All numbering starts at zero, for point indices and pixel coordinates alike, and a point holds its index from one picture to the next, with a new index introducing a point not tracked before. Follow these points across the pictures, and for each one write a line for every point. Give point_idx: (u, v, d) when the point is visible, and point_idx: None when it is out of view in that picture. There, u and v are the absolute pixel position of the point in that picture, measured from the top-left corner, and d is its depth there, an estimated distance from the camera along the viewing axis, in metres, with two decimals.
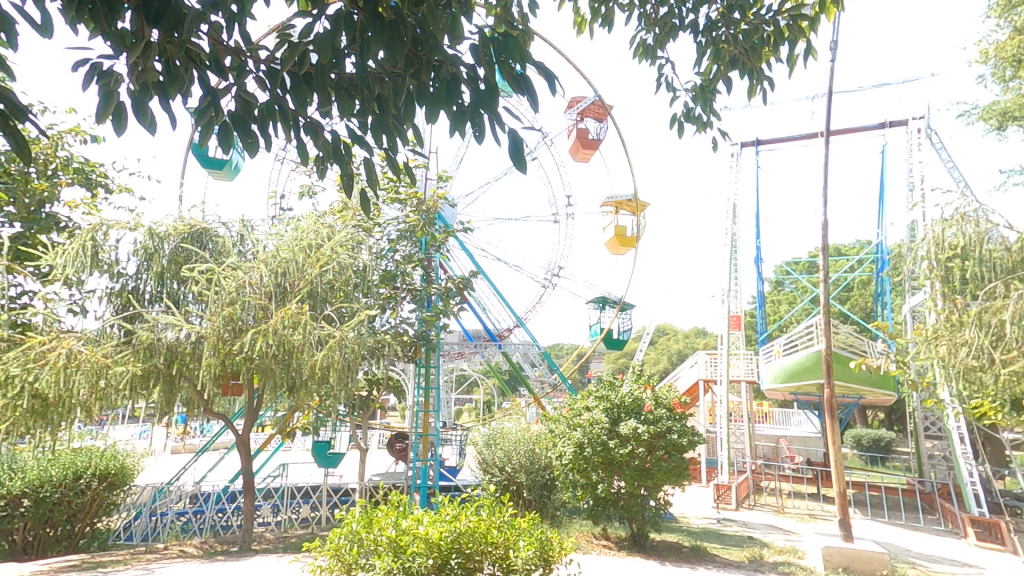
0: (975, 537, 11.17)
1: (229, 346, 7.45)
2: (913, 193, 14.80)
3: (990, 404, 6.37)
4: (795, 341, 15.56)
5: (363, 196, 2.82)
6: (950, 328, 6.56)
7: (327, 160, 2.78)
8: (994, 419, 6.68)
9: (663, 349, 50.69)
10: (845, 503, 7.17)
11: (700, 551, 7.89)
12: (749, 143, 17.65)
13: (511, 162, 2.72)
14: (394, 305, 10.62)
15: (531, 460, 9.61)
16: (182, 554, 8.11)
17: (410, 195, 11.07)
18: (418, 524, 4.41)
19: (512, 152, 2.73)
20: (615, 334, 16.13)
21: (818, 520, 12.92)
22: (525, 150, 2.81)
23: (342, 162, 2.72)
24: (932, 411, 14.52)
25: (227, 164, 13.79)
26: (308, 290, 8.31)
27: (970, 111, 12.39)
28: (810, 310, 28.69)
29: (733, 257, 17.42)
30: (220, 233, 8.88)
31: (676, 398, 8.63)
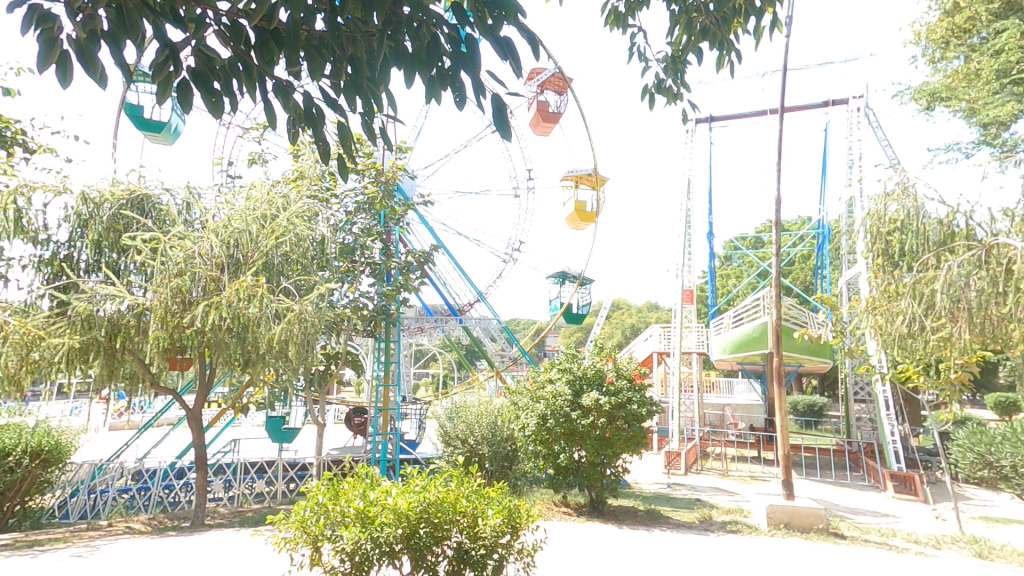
0: (893, 490, 12.37)
1: (178, 319, 7.06)
2: (853, 171, 15.59)
3: (915, 368, 7.15)
4: (742, 315, 16.37)
5: (339, 163, 2.68)
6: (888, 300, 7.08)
7: (298, 124, 2.61)
8: (917, 382, 7.33)
9: (618, 323, 52.15)
10: (789, 465, 7.68)
11: (654, 514, 8.33)
12: (703, 120, 18.02)
13: (494, 128, 2.63)
14: (353, 279, 10.33)
15: (493, 432, 9.75)
16: (128, 530, 7.80)
17: (368, 165, 10.69)
18: (387, 495, 4.40)
19: (495, 118, 2.64)
20: (575, 309, 16.41)
21: (758, 481, 13.89)
22: (508, 116, 2.73)
23: (314, 125, 2.56)
24: (862, 377, 15.70)
25: (166, 127, 12.79)
26: (263, 262, 7.90)
27: (904, 91, 13.07)
28: (756, 284, 30.21)
29: (688, 233, 17.94)
30: (163, 201, 8.28)
31: (636, 369, 8.90)
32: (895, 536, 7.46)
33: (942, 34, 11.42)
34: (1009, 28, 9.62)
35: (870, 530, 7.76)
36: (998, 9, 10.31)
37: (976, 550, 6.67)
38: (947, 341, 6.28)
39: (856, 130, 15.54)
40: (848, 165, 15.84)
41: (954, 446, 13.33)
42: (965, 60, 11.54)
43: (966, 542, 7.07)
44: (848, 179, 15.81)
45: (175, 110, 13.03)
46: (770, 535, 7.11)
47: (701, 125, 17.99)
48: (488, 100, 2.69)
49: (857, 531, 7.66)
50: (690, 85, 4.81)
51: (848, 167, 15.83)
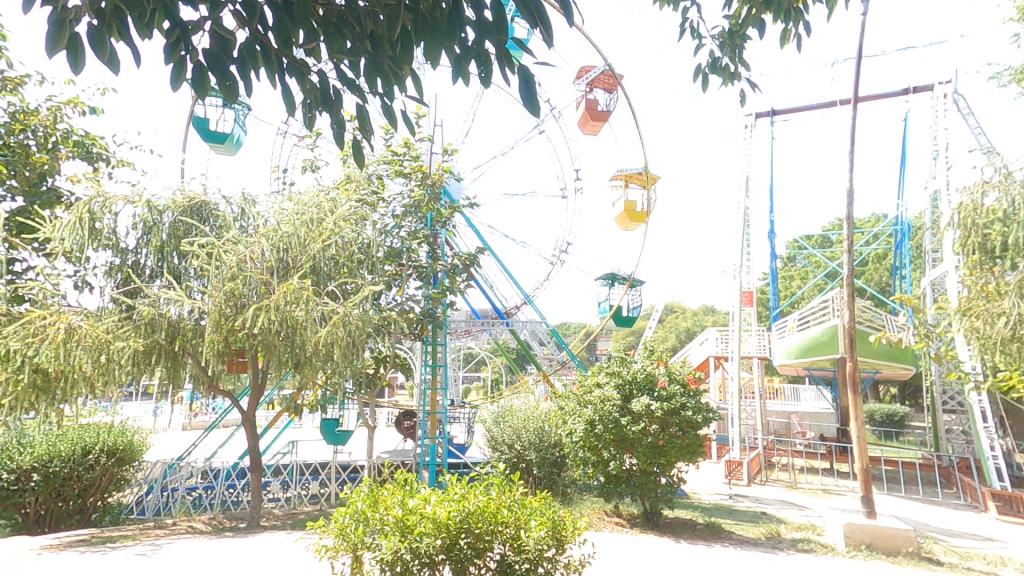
0: (996, 510, 11.00)
1: (231, 322, 7.30)
2: (937, 160, 14.17)
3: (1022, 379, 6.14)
4: (808, 317, 15.25)
5: (356, 148, 2.67)
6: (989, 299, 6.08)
7: (315, 107, 2.59)
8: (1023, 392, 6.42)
9: (672, 327, 50.39)
10: (868, 482, 6.93)
11: (715, 528, 7.74)
12: (764, 114, 16.99)
13: (523, 106, 2.45)
14: (400, 282, 10.42)
15: (540, 437, 9.48)
16: (190, 529, 8.11)
17: (414, 168, 10.77)
18: (426, 503, 4.26)
19: (523, 95, 2.47)
20: (625, 312, 15.89)
21: (831, 495, 12.81)
22: (538, 93, 2.54)
23: (332, 108, 2.49)
24: (950, 386, 14.18)
25: (229, 138, 13.56)
26: (311, 265, 8.11)
27: (1002, 72, 11.75)
28: (824, 285, 28.23)
29: (747, 232, 16.97)
30: (220, 207, 8.66)
31: (690, 373, 8.39)
32: (1003, 566, 6.53)
33: None
34: None
35: (970, 556, 6.86)
36: None
37: None
38: None
39: (943, 118, 14.12)
40: (932, 156, 14.44)
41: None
42: None
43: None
44: (933, 172, 14.40)
45: (237, 121, 13.78)
46: (848, 557, 6.41)
47: (762, 118, 16.98)
48: (516, 76, 2.51)
49: (955, 557, 6.76)
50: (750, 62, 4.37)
51: (932, 156, 14.40)
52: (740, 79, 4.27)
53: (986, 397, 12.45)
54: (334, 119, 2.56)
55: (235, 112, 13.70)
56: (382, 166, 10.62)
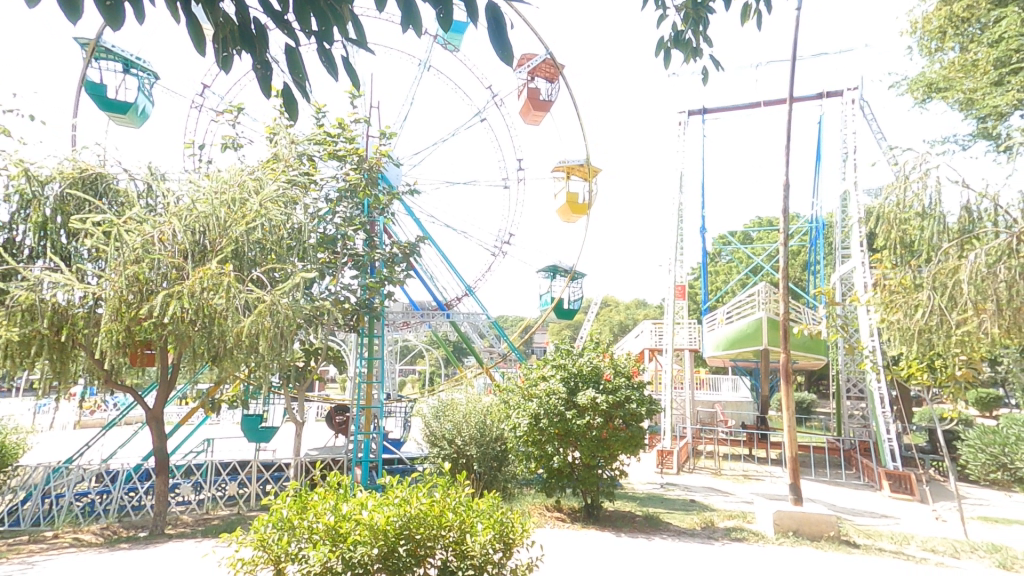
0: (889, 489, 12.16)
1: (134, 311, 6.45)
2: (847, 163, 15.33)
3: (922, 365, 6.75)
4: (737, 311, 15.98)
5: (286, 96, 2.42)
6: (907, 290, 6.42)
7: (232, 46, 2.28)
8: (922, 379, 7.06)
9: (606, 320, 51.87)
10: (797, 470, 7.28)
11: (654, 520, 7.87)
12: (696, 112, 17.62)
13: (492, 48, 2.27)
14: (334, 271, 9.74)
15: (481, 431, 9.25)
16: (76, 543, 7.14)
17: (350, 150, 10.10)
18: (361, 508, 3.89)
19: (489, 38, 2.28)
20: (566, 304, 15.99)
21: (752, 480, 13.62)
22: (500, 40, 2.36)
23: (255, 47, 2.20)
24: (854, 374, 15.39)
25: (132, 109, 12.15)
26: (233, 249, 7.28)
27: (900, 81, 12.81)
28: (746, 280, 30.09)
29: (680, 228, 17.59)
30: (120, 181, 7.60)
31: (633, 365, 8.48)
32: (909, 545, 7.08)
33: (939, 23, 11.31)
34: (1008, 17, 9.61)
35: (880, 536, 7.42)
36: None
37: (999, 559, 6.21)
38: (972, 334, 5.83)
39: (852, 123, 15.25)
40: (842, 158, 15.59)
41: (965, 446, 13.14)
42: (961, 50, 11.36)
43: (986, 550, 6.63)
44: (843, 173, 15.54)
45: (142, 90, 12.38)
46: (778, 544, 6.73)
47: (694, 116, 17.61)
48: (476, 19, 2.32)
49: (867, 538, 7.28)
50: (712, 39, 4.23)
51: (843, 159, 15.56)
52: (702, 56, 4.14)
53: (884, 385, 13.54)
54: (258, 59, 2.29)
55: (140, 80, 12.29)
56: (313, 146, 9.86)
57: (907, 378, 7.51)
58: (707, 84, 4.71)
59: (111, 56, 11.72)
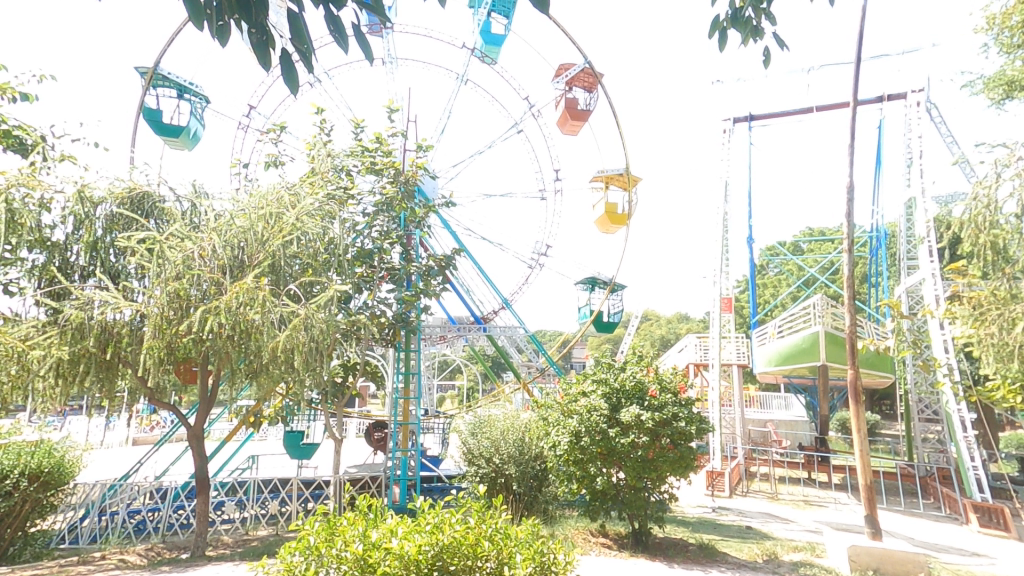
0: (977, 523, 10.92)
1: (174, 326, 6.52)
2: (912, 168, 14.29)
3: (1018, 385, 5.97)
4: (790, 323, 15.04)
5: (287, 65, 2.44)
6: (1003, 302, 5.68)
7: (229, 12, 2.33)
8: (1013, 400, 6.28)
9: (646, 334, 50.67)
10: (873, 499, 6.56)
11: (709, 550, 7.22)
12: (742, 119, 16.93)
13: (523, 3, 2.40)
14: (371, 285, 9.74)
15: (520, 450, 8.90)
16: (120, 564, 7.20)
17: (387, 164, 10.11)
18: (391, 536, 3.62)
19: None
20: (605, 317, 15.51)
21: (813, 507, 12.59)
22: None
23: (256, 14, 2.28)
24: (927, 392, 14.10)
25: (184, 132, 12.71)
26: (268, 263, 7.34)
27: (973, 81, 11.86)
28: (796, 292, 28.66)
29: (726, 238, 16.82)
30: (166, 201, 7.87)
31: (682, 381, 7.96)
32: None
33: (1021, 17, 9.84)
34: None
35: None
36: None
37: None
38: None
39: (917, 126, 14.23)
40: (906, 163, 14.54)
41: None
42: None
43: None
44: (907, 177, 14.47)
45: (194, 114, 12.96)
46: None
47: (740, 124, 16.93)
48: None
49: None
50: (775, 17, 3.82)
51: (908, 164, 14.51)
52: (765, 34, 3.73)
53: (963, 404, 12.26)
54: (255, 25, 2.35)
55: (192, 104, 12.86)
56: (352, 162, 9.92)
57: (992, 398, 6.75)
58: (768, 69, 4.28)
59: (166, 83, 12.31)
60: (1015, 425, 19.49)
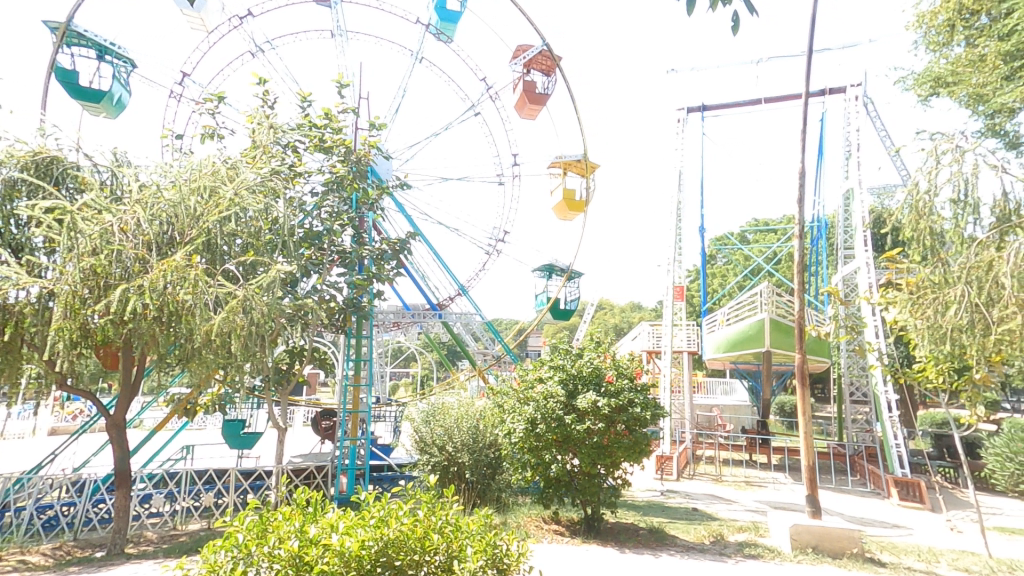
0: (898, 497, 11.73)
1: (87, 307, 5.90)
2: (850, 161, 15.01)
3: (942, 367, 6.36)
4: (739, 312, 15.58)
5: None
6: (939, 287, 5.99)
7: None
8: (935, 382, 6.72)
9: (601, 323, 51.74)
10: (814, 480, 6.84)
11: (659, 534, 7.35)
12: (695, 109, 17.25)
13: None
14: (320, 269, 9.23)
15: (474, 437, 8.74)
16: (23, 567, 6.52)
17: (337, 141, 9.57)
18: (331, 531, 3.36)
19: None
20: (562, 305, 15.56)
21: (754, 487, 13.16)
22: None
23: None
24: (858, 376, 14.98)
25: (107, 97, 11.59)
26: (203, 240, 6.76)
27: (906, 76, 12.51)
28: (743, 283, 29.90)
29: (679, 227, 17.17)
30: (80, 167, 7.10)
31: (638, 367, 8.00)
32: (938, 562, 6.59)
33: (946, 16, 10.90)
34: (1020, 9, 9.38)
35: (906, 553, 6.96)
36: None
37: None
38: (1013, 334, 5.43)
39: (856, 119, 14.91)
40: (845, 157, 15.25)
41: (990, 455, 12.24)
42: (968, 45, 11.08)
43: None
44: (846, 171, 15.19)
45: (118, 79, 11.81)
46: (796, 562, 6.26)
47: (693, 114, 17.24)
48: None
49: (893, 556, 6.82)
50: None
51: (846, 157, 15.22)
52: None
53: (890, 387, 13.07)
54: None
55: (115, 67, 11.72)
56: (297, 137, 9.32)
57: (918, 379, 7.20)
58: (734, 37, 3.77)
59: (83, 42, 11.15)
60: (933, 405, 21.11)
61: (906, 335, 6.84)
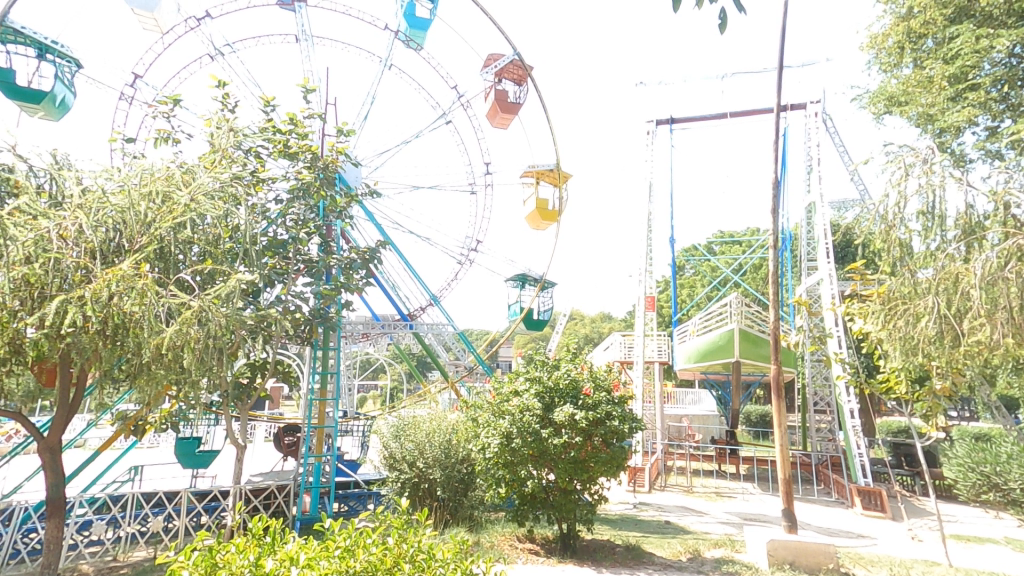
0: (861, 506, 11.97)
1: (17, 320, 5.41)
2: (811, 175, 15.51)
3: (909, 376, 6.60)
4: (708, 323, 15.77)
5: None
6: (909, 297, 6.23)
7: None
8: (897, 391, 6.94)
9: (573, 333, 52.04)
10: (790, 493, 6.86)
11: (636, 552, 7.21)
12: (664, 122, 17.57)
13: None
14: (285, 279, 8.80)
15: (446, 452, 8.44)
16: None
17: (302, 146, 9.21)
18: (291, 565, 3.05)
19: None
20: (536, 315, 15.46)
21: (725, 498, 13.24)
22: None
23: None
24: (821, 386, 15.41)
25: (48, 98, 10.89)
26: (155, 248, 6.31)
27: (861, 95, 13.03)
28: (711, 294, 30.54)
29: (650, 238, 17.36)
30: (11, 168, 6.51)
31: (614, 379, 7.90)
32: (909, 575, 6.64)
33: (896, 39, 11.54)
34: (963, 34, 9.88)
35: (877, 567, 7.02)
36: (952, 14, 10.44)
37: None
38: (982, 346, 5.61)
39: (816, 135, 15.46)
40: (806, 171, 15.76)
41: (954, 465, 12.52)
42: (916, 66, 11.59)
43: None
44: (807, 185, 15.69)
45: (60, 79, 11.13)
46: None
47: (662, 126, 17.55)
48: None
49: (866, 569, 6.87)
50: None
51: (807, 171, 15.73)
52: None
53: (853, 395, 13.41)
54: None
55: (57, 67, 11.05)
56: (261, 142, 8.93)
57: (883, 390, 7.36)
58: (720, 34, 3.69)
59: (20, 40, 10.49)
60: (890, 412, 21.92)
61: (872, 347, 7.10)
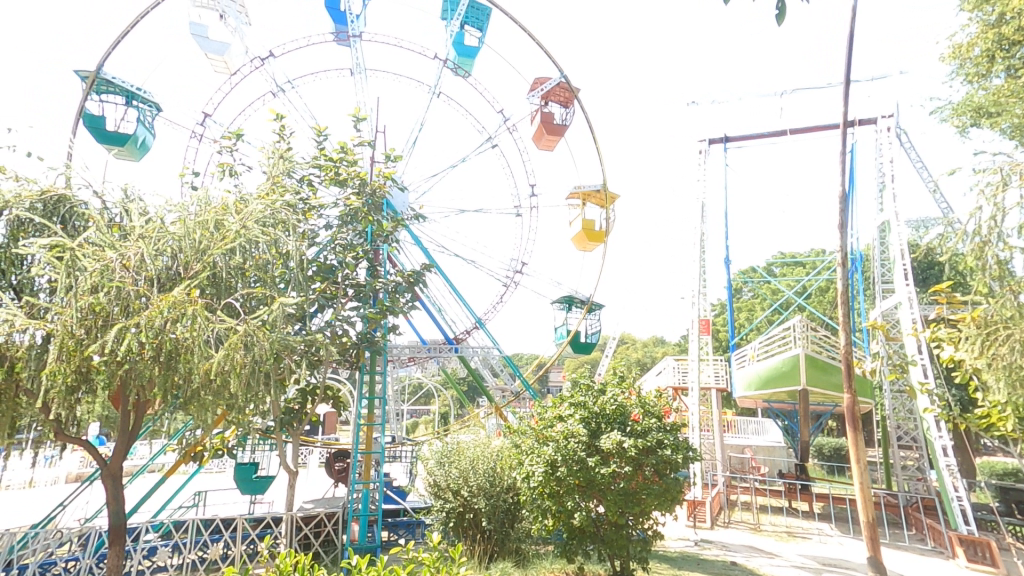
0: (965, 558, 10.53)
1: (84, 348, 5.69)
2: (885, 192, 14.43)
3: (1004, 414, 5.67)
4: (770, 347, 14.78)
5: None
6: (1013, 321, 5.44)
7: None
8: (1003, 429, 5.98)
9: (623, 358, 50.61)
10: (875, 538, 6.07)
11: None
12: (717, 141, 16.98)
13: None
14: (334, 303, 8.94)
15: (491, 481, 8.15)
16: None
17: (352, 174, 9.48)
18: None
19: None
20: (583, 338, 15.04)
21: (797, 539, 12.05)
22: None
23: None
24: (905, 419, 13.90)
25: (132, 140, 11.90)
26: (208, 274, 6.59)
27: (942, 107, 12.10)
28: (772, 317, 28.89)
29: (704, 259, 16.62)
30: (86, 205, 7.07)
31: (666, 406, 7.42)
32: None
33: (984, 47, 10.59)
34: None
35: None
36: None
37: None
38: None
39: (888, 151, 14.42)
40: (879, 188, 14.68)
41: None
42: (1008, 75, 10.68)
43: None
44: (881, 203, 14.60)
45: (143, 122, 12.16)
46: None
47: (715, 146, 16.97)
48: None
49: None
50: None
51: (880, 188, 14.65)
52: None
53: (944, 431, 12.02)
54: None
55: (141, 111, 12.09)
56: (313, 170, 9.32)
57: (982, 425, 6.48)
58: (780, 27, 3.55)
59: (112, 89, 11.57)
60: (987, 449, 19.61)
61: (967, 376, 6.29)
